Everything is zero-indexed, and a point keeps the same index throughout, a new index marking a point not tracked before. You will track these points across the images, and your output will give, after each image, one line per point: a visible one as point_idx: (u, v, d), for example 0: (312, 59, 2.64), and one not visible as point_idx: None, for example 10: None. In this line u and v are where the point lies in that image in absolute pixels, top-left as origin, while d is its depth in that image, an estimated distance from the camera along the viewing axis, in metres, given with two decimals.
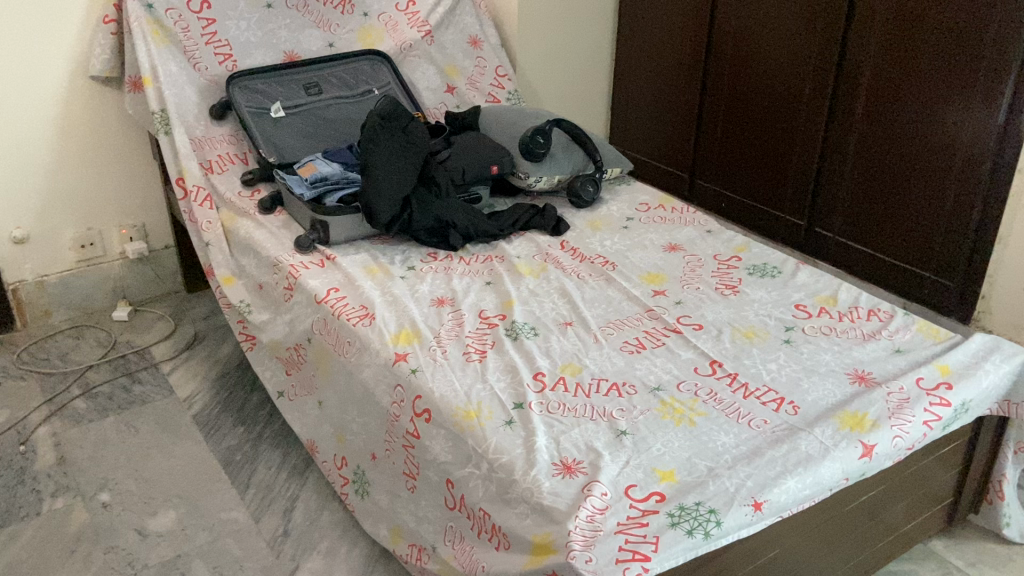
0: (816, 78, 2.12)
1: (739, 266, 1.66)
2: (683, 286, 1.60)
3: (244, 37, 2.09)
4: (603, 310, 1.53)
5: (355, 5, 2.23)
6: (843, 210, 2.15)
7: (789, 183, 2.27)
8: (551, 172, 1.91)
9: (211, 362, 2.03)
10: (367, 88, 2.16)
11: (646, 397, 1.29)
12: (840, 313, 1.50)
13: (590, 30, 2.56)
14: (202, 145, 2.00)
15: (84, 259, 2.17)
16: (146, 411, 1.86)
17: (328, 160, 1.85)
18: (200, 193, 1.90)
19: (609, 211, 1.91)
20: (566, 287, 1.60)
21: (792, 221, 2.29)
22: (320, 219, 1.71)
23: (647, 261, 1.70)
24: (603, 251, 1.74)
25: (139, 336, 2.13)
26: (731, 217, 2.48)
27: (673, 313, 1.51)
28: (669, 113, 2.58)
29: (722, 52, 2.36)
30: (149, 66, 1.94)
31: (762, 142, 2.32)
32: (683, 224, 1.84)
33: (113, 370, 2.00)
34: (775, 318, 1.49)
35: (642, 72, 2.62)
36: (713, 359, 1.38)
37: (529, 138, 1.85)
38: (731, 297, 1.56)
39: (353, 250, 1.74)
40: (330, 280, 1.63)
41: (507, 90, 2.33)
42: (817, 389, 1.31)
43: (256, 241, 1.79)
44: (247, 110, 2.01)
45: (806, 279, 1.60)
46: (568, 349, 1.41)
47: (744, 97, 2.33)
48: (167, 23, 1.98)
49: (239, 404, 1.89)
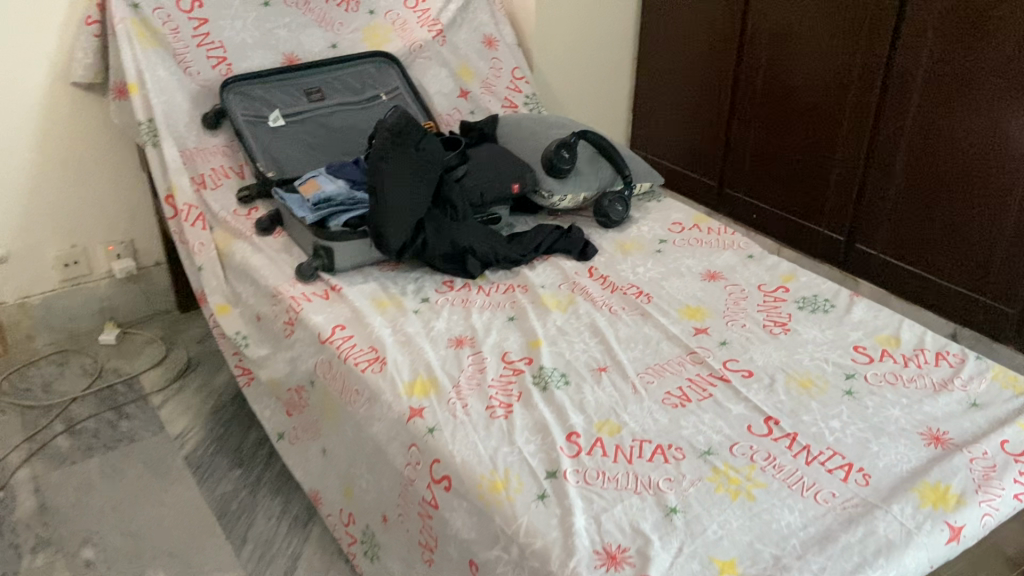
0: (861, 83, 1.94)
1: (788, 299, 1.50)
2: (728, 322, 1.44)
3: (240, 38, 1.92)
4: (639, 353, 1.37)
5: (360, 2, 2.06)
6: (889, 227, 1.98)
7: (830, 196, 2.10)
8: (576, 189, 1.75)
9: (205, 394, 1.89)
10: (374, 93, 2.00)
11: (696, 463, 1.13)
12: (904, 356, 1.35)
13: (609, 27, 2.40)
14: (194, 158, 1.84)
15: (68, 279, 2.02)
16: (134, 451, 1.72)
17: (333, 176, 1.69)
18: (191, 213, 1.74)
19: (640, 231, 1.75)
20: (598, 324, 1.44)
21: (831, 237, 2.12)
22: (325, 245, 1.56)
23: (684, 292, 1.54)
24: (635, 280, 1.58)
25: (127, 364, 1.99)
26: (764, 230, 2.32)
27: (719, 356, 1.35)
28: (697, 117, 2.41)
29: (756, 52, 2.19)
30: (135, 72, 1.78)
31: (800, 151, 2.14)
32: (721, 248, 1.68)
33: (100, 403, 1.85)
34: (832, 362, 1.34)
35: (666, 72, 2.46)
36: (768, 416, 1.22)
37: (553, 152, 1.69)
38: (782, 336, 1.40)
39: (360, 279, 1.58)
40: (335, 315, 1.47)
41: (524, 94, 2.16)
42: (888, 453, 1.15)
43: (253, 267, 1.63)
44: (243, 120, 1.86)
45: (863, 316, 1.44)
46: (605, 403, 1.25)
47: (780, 102, 2.16)
48: (156, 24, 1.82)
49: (236, 443, 1.74)
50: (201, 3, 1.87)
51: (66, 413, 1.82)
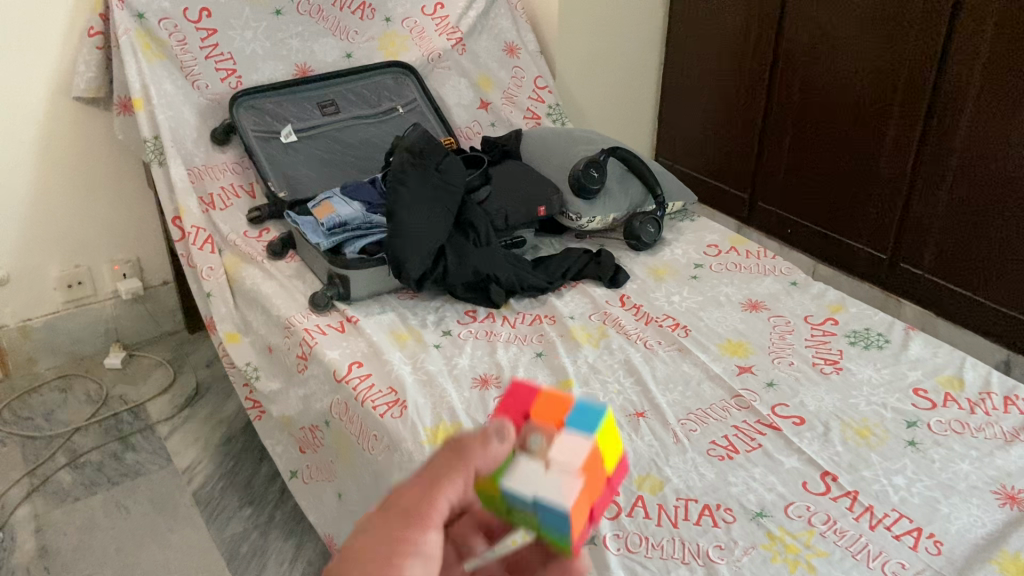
0: (906, 95, 1.80)
1: (837, 333, 1.40)
2: (773, 360, 1.34)
3: (250, 49, 1.83)
4: (679, 395, 1.27)
5: (375, 9, 1.96)
6: (934, 245, 1.85)
7: (871, 212, 1.98)
8: (605, 210, 1.65)
9: (214, 423, 1.80)
10: (390, 106, 1.90)
11: (748, 527, 1.03)
12: (968, 401, 1.24)
13: (634, 32, 2.30)
14: (202, 176, 1.74)
15: (72, 300, 1.93)
16: (140, 487, 1.63)
17: (348, 198, 1.59)
18: (199, 235, 1.64)
19: (674, 255, 1.65)
20: (634, 361, 1.34)
21: (872, 254, 2.01)
22: (340, 273, 1.47)
23: (724, 324, 1.44)
24: (671, 310, 1.48)
25: (133, 389, 1.90)
26: (799, 244, 2.21)
27: (766, 400, 1.25)
28: (728, 125, 2.30)
29: (793, 58, 2.06)
30: (140, 87, 1.69)
31: (840, 165, 2.02)
32: (761, 273, 1.57)
33: (104, 434, 1.76)
34: (891, 408, 1.23)
35: (695, 78, 2.36)
36: (825, 471, 1.11)
37: (581, 171, 1.59)
38: (835, 377, 1.29)
39: (378, 309, 1.49)
40: (350, 350, 1.38)
41: (547, 104, 2.06)
42: (961, 516, 1.04)
43: (264, 295, 1.54)
44: (254, 135, 1.77)
45: (920, 354, 1.34)
46: (644, 455, 1.15)
47: (819, 112, 2.03)
48: (162, 36, 1.73)
49: (246, 478, 1.65)
50: (209, 12, 1.77)
51: (69, 444, 1.73)
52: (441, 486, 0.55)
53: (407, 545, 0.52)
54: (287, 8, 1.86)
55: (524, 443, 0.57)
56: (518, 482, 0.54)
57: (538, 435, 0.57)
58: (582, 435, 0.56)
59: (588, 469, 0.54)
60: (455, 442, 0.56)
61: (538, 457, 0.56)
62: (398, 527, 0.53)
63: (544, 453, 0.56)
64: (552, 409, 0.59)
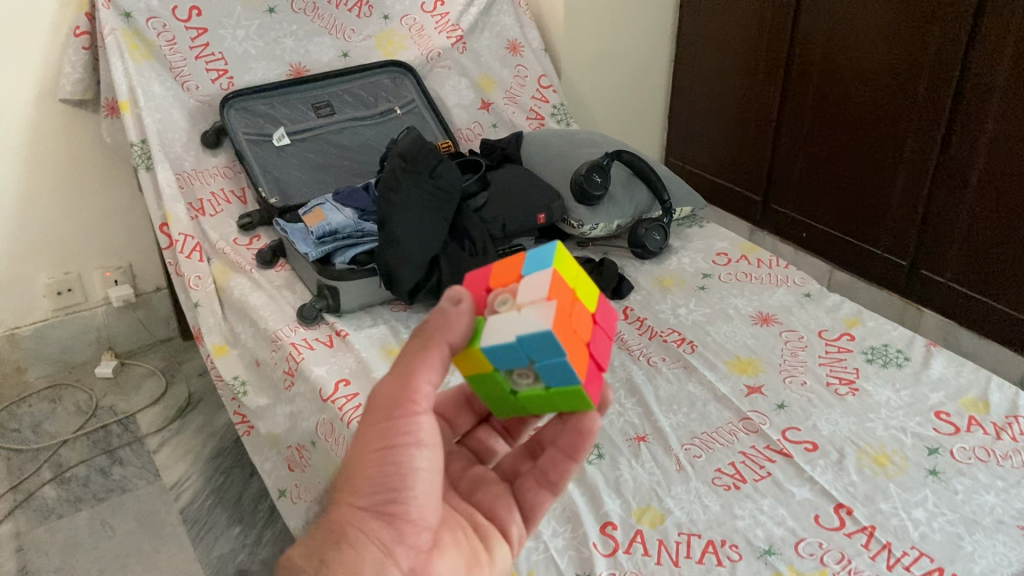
0: (929, 92, 1.70)
1: (853, 350, 1.32)
2: (785, 379, 1.26)
3: (242, 49, 1.77)
4: (684, 418, 1.20)
5: (373, 6, 1.89)
6: (959, 250, 1.75)
7: (891, 216, 1.88)
8: (609, 216, 1.57)
9: (205, 436, 1.74)
10: (387, 107, 1.84)
11: (756, 566, 0.95)
12: (993, 425, 1.16)
13: (642, 28, 2.22)
14: (192, 181, 1.68)
15: (62, 307, 1.88)
16: (126, 504, 1.57)
17: (340, 205, 1.53)
18: (187, 243, 1.58)
19: (681, 264, 1.57)
20: (636, 381, 1.26)
21: (893, 259, 1.91)
22: (329, 284, 1.40)
23: (732, 339, 1.36)
24: (677, 324, 1.40)
25: (123, 400, 1.84)
26: (817, 250, 2.12)
27: (777, 423, 1.17)
28: (742, 124, 2.22)
29: (808, 55, 1.97)
30: (127, 88, 1.62)
31: (857, 166, 1.93)
32: (773, 284, 1.50)
33: (91, 447, 1.71)
34: (911, 432, 1.15)
35: (707, 75, 2.27)
36: (839, 502, 1.04)
37: (584, 176, 1.51)
38: (851, 399, 1.21)
39: (369, 322, 1.42)
40: (338, 367, 1.31)
41: (552, 104, 1.99)
42: (987, 555, 0.96)
43: (252, 306, 1.47)
44: (245, 138, 1.71)
45: (942, 373, 1.26)
46: (645, 484, 1.08)
47: (836, 112, 1.94)
48: (150, 36, 1.67)
49: (235, 495, 1.59)
50: (199, 11, 1.72)
51: (55, 458, 1.68)
52: (421, 364, 0.63)
53: (403, 431, 0.64)
54: (281, 6, 1.80)
55: (493, 307, 0.68)
56: (493, 337, 0.64)
57: (503, 295, 0.67)
58: (540, 275, 0.66)
59: (555, 291, 0.64)
60: (424, 323, 0.65)
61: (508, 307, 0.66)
62: (389, 415, 0.64)
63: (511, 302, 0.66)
64: (507, 273, 0.69)
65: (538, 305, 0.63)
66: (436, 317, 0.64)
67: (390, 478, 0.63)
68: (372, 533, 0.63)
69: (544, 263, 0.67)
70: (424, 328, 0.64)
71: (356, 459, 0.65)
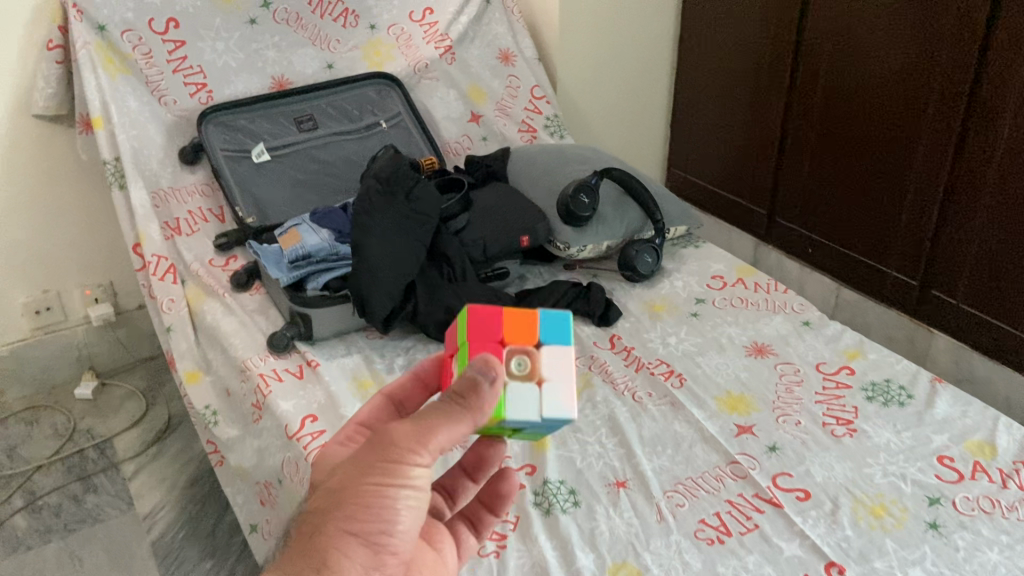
0: (940, 103, 1.60)
1: (853, 385, 1.24)
2: (777, 418, 1.18)
3: (222, 61, 1.71)
4: (668, 461, 1.12)
5: (359, 16, 1.83)
6: (971, 271, 1.64)
7: (901, 234, 1.77)
8: (598, 237, 1.50)
9: (183, 462, 1.69)
10: (372, 121, 1.78)
11: None
12: (999, 472, 1.08)
13: (641, 35, 2.15)
14: (168, 200, 1.63)
15: (40, 326, 1.83)
16: (96, 535, 1.52)
17: (317, 225, 1.46)
18: (160, 264, 1.53)
19: (673, 288, 1.50)
20: (619, 419, 1.19)
21: (903, 279, 1.80)
22: (299, 311, 1.34)
23: (724, 372, 1.28)
24: (665, 355, 1.33)
25: (102, 422, 1.80)
26: (823, 267, 2.02)
27: (767, 468, 1.09)
28: (747, 135, 2.13)
29: (815, 66, 1.87)
30: (99, 103, 1.57)
31: (864, 182, 1.83)
32: (770, 310, 1.42)
33: (66, 473, 1.66)
34: (910, 479, 1.07)
35: (710, 84, 2.19)
36: (830, 560, 0.96)
37: (569, 196, 1.45)
38: (848, 442, 1.13)
39: (343, 351, 1.36)
40: (307, 401, 1.25)
41: (545, 115, 1.92)
42: None
43: (222, 333, 1.41)
44: (223, 154, 1.65)
45: (946, 413, 1.17)
46: (622, 537, 1.00)
47: (843, 124, 1.84)
48: (125, 49, 1.61)
49: (209, 526, 1.53)
50: (177, 23, 1.65)
51: (28, 485, 1.63)
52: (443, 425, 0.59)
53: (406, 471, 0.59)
54: (263, 16, 1.73)
55: (507, 366, 0.64)
56: (518, 412, 0.62)
57: (518, 355, 0.65)
58: (562, 350, 0.65)
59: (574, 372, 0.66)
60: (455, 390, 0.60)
61: (527, 378, 0.64)
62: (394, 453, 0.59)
63: (530, 371, 0.64)
64: (521, 328, 0.65)
65: (563, 385, 0.64)
66: (472, 386, 0.60)
67: (384, 514, 0.58)
68: (356, 564, 0.57)
69: (566, 336, 0.65)
70: (451, 394, 0.60)
71: (347, 484, 0.59)
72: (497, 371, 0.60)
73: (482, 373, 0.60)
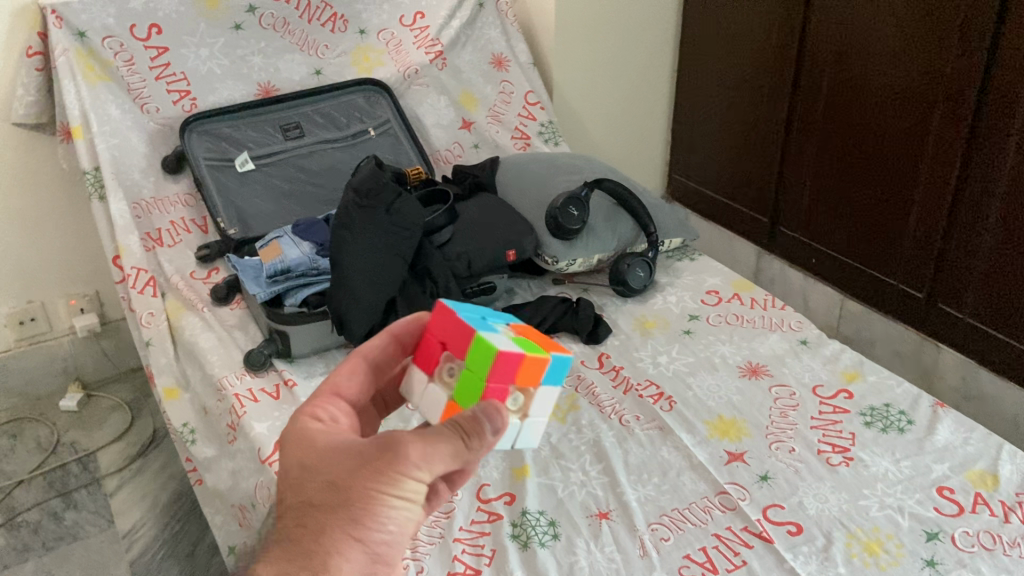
0: (947, 108, 1.54)
1: (850, 410, 1.19)
2: (770, 445, 1.13)
3: (206, 67, 1.66)
4: (653, 491, 1.07)
5: (348, 21, 1.79)
6: (979, 284, 1.57)
7: (907, 245, 1.70)
8: (589, 251, 1.48)
9: (166, 478, 1.65)
10: (361, 128, 1.75)
11: None
12: (1002, 505, 1.02)
13: (640, 38, 2.09)
14: (150, 211, 1.59)
15: (24, 337, 1.80)
16: (74, 554, 1.48)
17: (298, 238, 1.42)
18: (140, 277, 1.49)
19: (666, 303, 1.47)
20: (604, 444, 1.14)
21: (907, 291, 1.73)
22: (277, 328, 1.30)
23: (715, 395, 1.23)
24: (655, 376, 1.28)
25: (86, 435, 1.76)
26: (826, 277, 1.95)
27: (758, 499, 1.04)
28: (750, 139, 2.06)
29: (818, 70, 1.81)
30: (79, 113, 1.53)
31: (869, 191, 1.75)
32: (765, 329, 1.38)
33: (47, 488, 1.62)
34: (907, 513, 1.02)
35: (712, 87, 2.13)
36: None
37: (559, 209, 1.43)
38: (843, 471, 1.08)
39: (322, 369, 1.32)
40: (281, 424, 1.20)
41: (539, 121, 1.91)
42: None
43: (200, 349, 1.37)
44: (206, 163, 1.61)
45: (947, 440, 1.12)
46: (602, 574, 0.94)
47: (847, 131, 1.77)
48: (106, 56, 1.57)
49: (190, 546, 1.50)
50: (159, 29, 1.60)
51: (8, 500, 1.59)
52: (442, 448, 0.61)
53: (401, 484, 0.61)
54: (248, 22, 1.69)
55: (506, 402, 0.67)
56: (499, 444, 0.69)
57: (517, 392, 0.68)
58: (552, 390, 0.69)
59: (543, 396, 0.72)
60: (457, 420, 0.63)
61: (517, 414, 0.68)
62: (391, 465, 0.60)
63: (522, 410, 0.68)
64: (532, 374, 0.66)
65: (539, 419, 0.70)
66: (473, 420, 0.63)
67: (382, 521, 0.61)
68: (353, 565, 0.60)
69: (558, 378, 0.69)
70: (456, 421, 0.63)
71: (353, 485, 0.61)
72: (506, 420, 0.64)
73: (490, 421, 0.63)
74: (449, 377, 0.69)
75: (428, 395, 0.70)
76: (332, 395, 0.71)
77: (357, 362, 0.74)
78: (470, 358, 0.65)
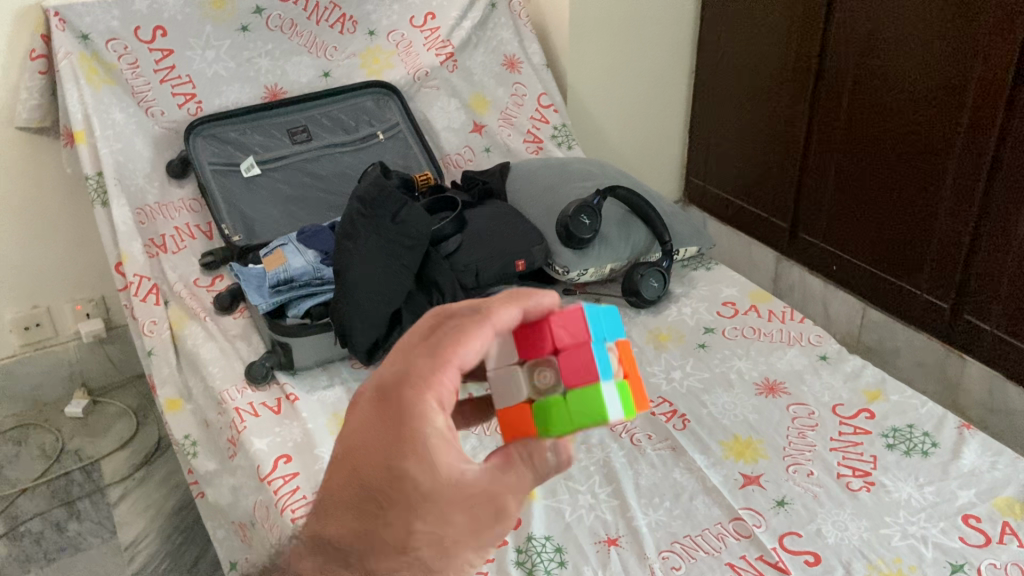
0: (976, 111, 1.47)
1: (871, 431, 1.14)
2: (787, 467, 1.08)
3: (213, 70, 1.63)
4: (665, 515, 1.02)
5: (357, 22, 1.75)
6: (1008, 295, 1.50)
7: (933, 253, 1.64)
8: (600, 261, 1.45)
9: (170, 488, 1.63)
10: (369, 131, 1.72)
11: None
12: None
13: (657, 37, 2.04)
14: (154, 216, 1.56)
15: (30, 342, 1.78)
16: (76, 566, 1.45)
17: (303, 246, 1.39)
18: (142, 285, 1.46)
19: (681, 315, 1.43)
20: (614, 466, 1.09)
21: (932, 301, 1.67)
22: (280, 340, 1.27)
23: (731, 413, 1.18)
24: (669, 393, 1.24)
25: (91, 443, 1.74)
26: (848, 286, 1.89)
27: (775, 525, 0.99)
28: (769, 141, 2.01)
29: (841, 73, 1.75)
30: (82, 117, 1.51)
31: (893, 197, 1.70)
32: (784, 343, 1.34)
33: (51, 497, 1.60)
34: (931, 542, 0.96)
35: (731, 87, 2.08)
36: None
37: (570, 218, 1.39)
38: (864, 497, 1.03)
39: (325, 382, 1.29)
40: (283, 439, 1.17)
41: (552, 125, 1.86)
42: None
43: (202, 360, 1.34)
44: (211, 168, 1.58)
45: (975, 465, 1.07)
46: None
47: (871, 135, 1.71)
48: (110, 59, 1.54)
49: (192, 559, 1.47)
50: (164, 31, 1.58)
51: (12, 509, 1.58)
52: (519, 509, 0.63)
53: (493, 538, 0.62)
54: (256, 23, 1.65)
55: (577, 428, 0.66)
56: None
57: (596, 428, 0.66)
58: None
59: None
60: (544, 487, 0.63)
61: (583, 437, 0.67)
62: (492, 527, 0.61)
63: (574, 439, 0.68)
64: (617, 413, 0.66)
65: None
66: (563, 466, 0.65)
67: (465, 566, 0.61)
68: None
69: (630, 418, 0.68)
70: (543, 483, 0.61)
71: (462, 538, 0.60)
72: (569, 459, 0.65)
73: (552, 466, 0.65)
74: (535, 381, 0.67)
75: (509, 378, 0.66)
76: (459, 374, 0.61)
77: (490, 338, 0.63)
78: (580, 390, 0.65)
